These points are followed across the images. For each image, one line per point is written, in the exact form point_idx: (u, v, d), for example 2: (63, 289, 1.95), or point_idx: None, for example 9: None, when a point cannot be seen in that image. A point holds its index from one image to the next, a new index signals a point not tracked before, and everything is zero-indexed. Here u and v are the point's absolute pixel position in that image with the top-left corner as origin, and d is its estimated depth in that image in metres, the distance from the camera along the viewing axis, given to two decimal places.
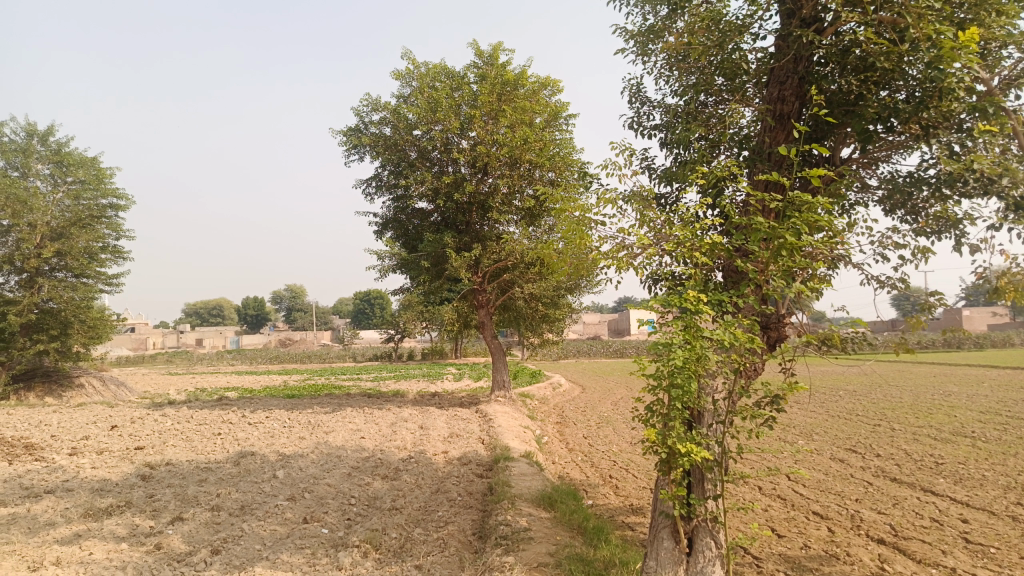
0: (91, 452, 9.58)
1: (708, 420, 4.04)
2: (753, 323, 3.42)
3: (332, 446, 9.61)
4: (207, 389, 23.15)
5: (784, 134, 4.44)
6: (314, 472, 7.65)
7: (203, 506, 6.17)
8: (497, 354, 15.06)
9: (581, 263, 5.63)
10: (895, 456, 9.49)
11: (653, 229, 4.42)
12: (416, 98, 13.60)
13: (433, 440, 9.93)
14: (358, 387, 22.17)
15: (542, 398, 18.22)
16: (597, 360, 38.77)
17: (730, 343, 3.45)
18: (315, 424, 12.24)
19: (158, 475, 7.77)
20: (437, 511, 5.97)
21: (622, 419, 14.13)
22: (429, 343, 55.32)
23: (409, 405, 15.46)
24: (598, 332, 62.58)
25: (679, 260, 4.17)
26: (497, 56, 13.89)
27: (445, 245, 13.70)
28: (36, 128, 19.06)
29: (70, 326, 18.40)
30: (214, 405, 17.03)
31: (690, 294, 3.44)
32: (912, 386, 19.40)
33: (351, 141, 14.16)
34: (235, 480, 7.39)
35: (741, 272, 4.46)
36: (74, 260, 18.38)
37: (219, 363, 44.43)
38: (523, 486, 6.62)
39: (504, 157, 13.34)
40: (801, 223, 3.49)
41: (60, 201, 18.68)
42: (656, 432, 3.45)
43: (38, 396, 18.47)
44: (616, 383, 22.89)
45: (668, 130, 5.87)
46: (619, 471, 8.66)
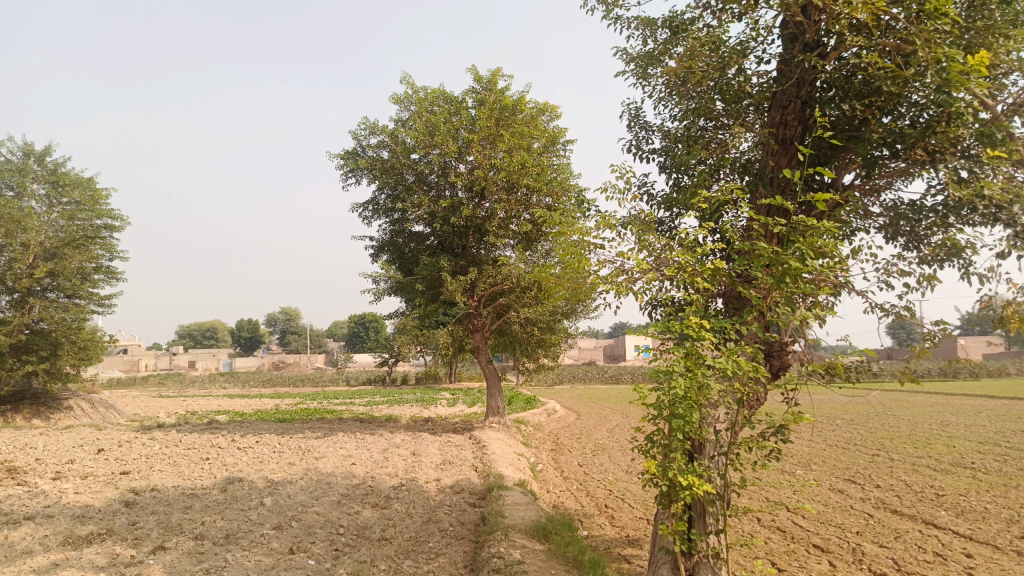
0: (76, 476, 9.37)
1: (710, 450, 3.93)
2: (758, 352, 3.32)
3: (322, 472, 9.41)
4: (198, 412, 22.88)
5: (787, 158, 4.40)
6: (303, 500, 7.46)
7: (186, 534, 5.98)
8: (492, 379, 14.89)
9: (579, 287, 5.54)
10: (895, 487, 9.33)
11: (653, 253, 4.34)
12: (414, 122, 13.59)
13: (425, 467, 9.74)
14: (351, 411, 21.92)
15: (536, 425, 18.02)
16: (592, 387, 38.54)
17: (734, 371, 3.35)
18: (306, 450, 12.02)
19: (142, 501, 7.57)
20: (428, 542, 5.80)
21: (617, 446, 13.93)
22: (424, 368, 55.03)
23: (402, 430, 15.25)
24: (594, 358, 62.32)
25: (680, 285, 4.09)
26: (495, 82, 13.92)
27: (440, 269, 13.60)
28: (32, 148, 19.01)
29: (60, 347, 18.19)
30: (204, 429, 16.77)
31: (691, 320, 3.34)
32: (910, 416, 19.24)
33: (348, 164, 14.13)
34: (222, 507, 7.19)
35: (743, 298, 4.38)
36: (67, 280, 18.22)
37: (211, 386, 44.06)
38: (517, 517, 6.45)
39: (501, 181, 13.30)
40: (806, 247, 3.42)
41: (54, 222, 18.57)
42: (656, 464, 3.32)
43: (26, 418, 18.20)
44: (612, 410, 22.67)
45: (668, 154, 5.83)
46: (615, 501, 8.48)
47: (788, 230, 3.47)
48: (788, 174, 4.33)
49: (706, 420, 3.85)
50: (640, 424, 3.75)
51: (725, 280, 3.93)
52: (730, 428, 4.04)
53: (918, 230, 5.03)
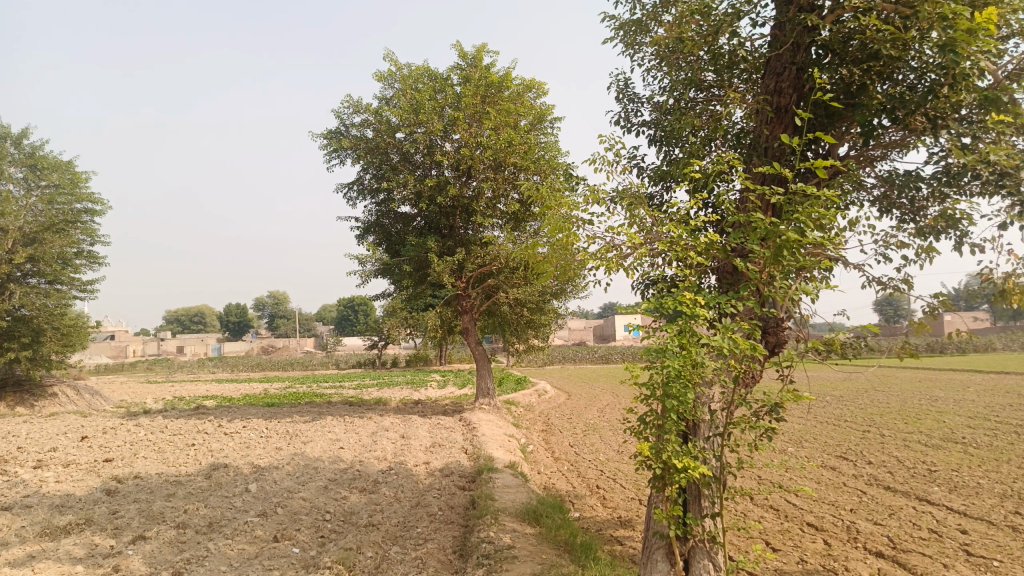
0: (57, 465, 9.18)
1: (705, 431, 3.80)
2: (760, 328, 3.19)
3: (310, 457, 9.27)
4: (186, 398, 22.66)
5: (781, 127, 4.27)
6: (289, 485, 7.32)
7: (168, 523, 5.83)
8: (481, 361, 14.76)
9: (568, 264, 5.35)
10: (887, 463, 9.29)
11: (645, 228, 4.19)
12: (399, 100, 13.33)
13: (414, 450, 9.62)
14: (340, 395, 21.78)
15: (527, 406, 17.94)
16: (582, 367, 38.56)
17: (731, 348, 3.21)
18: (294, 434, 11.88)
19: (124, 489, 7.39)
20: (417, 527, 5.67)
21: (609, 426, 13.87)
22: (414, 350, 54.91)
23: (392, 413, 15.12)
24: (584, 339, 62.42)
25: (672, 261, 3.95)
26: (480, 58, 13.67)
27: (427, 249, 13.41)
28: (9, 131, 18.60)
29: (43, 334, 17.91)
30: (192, 415, 16.60)
31: (685, 297, 3.20)
32: (898, 391, 19.31)
33: (332, 144, 13.88)
34: (206, 494, 7.04)
35: (738, 274, 4.25)
36: (47, 265, 17.87)
37: (200, 371, 43.84)
38: (507, 499, 6.33)
39: (488, 159, 13.10)
40: (806, 218, 3.29)
41: (33, 206, 18.21)
42: (650, 447, 3.18)
43: (10, 406, 17.97)
44: (602, 390, 22.65)
45: (658, 128, 5.67)
46: (607, 482, 8.39)
47: (787, 201, 3.35)
48: (783, 144, 4.21)
49: (700, 400, 3.73)
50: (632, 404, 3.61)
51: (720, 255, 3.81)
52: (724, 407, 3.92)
53: (915, 203, 4.92)
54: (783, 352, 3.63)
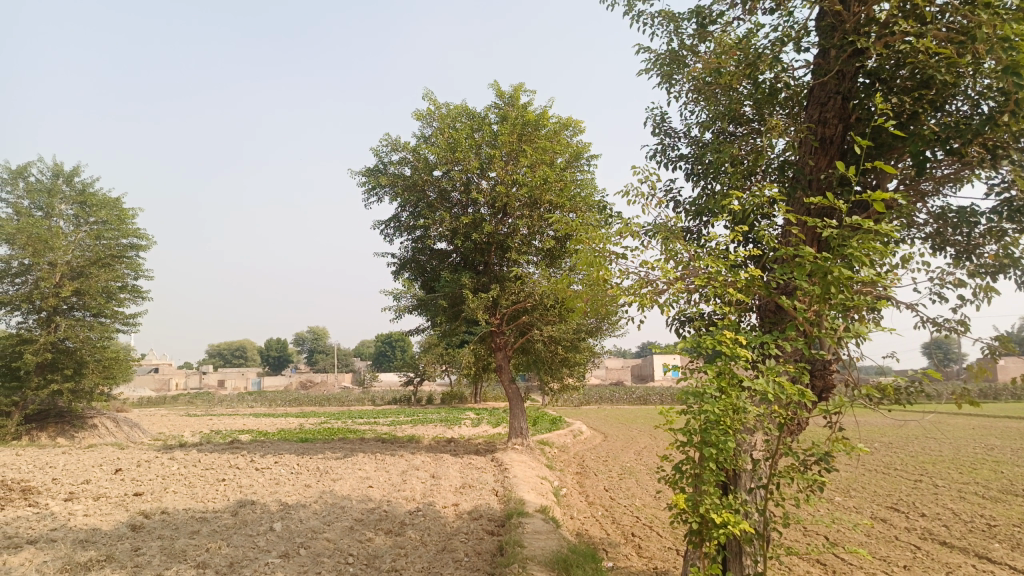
0: (88, 498, 9.17)
1: (746, 481, 3.55)
2: (806, 372, 2.97)
3: (338, 495, 9.11)
4: (222, 432, 22.78)
5: (827, 158, 4.11)
6: (314, 525, 7.15)
7: (189, 562, 5.71)
8: (515, 400, 14.51)
9: (599, 298, 5.15)
10: (941, 516, 8.76)
11: (681, 262, 4.01)
12: (436, 138, 13.42)
13: (444, 491, 9.40)
14: (374, 432, 21.66)
15: (562, 446, 17.59)
16: (619, 407, 37.95)
17: (775, 392, 2.99)
18: (325, 471, 11.74)
19: (150, 525, 7.31)
20: (440, 574, 5.44)
21: (645, 470, 13.46)
22: (449, 387, 54.75)
23: (424, 452, 14.92)
24: (621, 379, 61.61)
25: (710, 297, 3.75)
26: (517, 97, 13.71)
27: (462, 286, 13.32)
28: (61, 169, 19.21)
29: (85, 366, 18.21)
30: (226, 449, 16.62)
31: (725, 337, 3.00)
32: (950, 438, 18.49)
33: (370, 182, 14.00)
34: (230, 532, 6.91)
35: (781, 312, 4.03)
36: (92, 299, 18.24)
37: (238, 405, 44.22)
38: (537, 547, 6.06)
39: (523, 197, 13.05)
40: (858, 253, 3.09)
41: (81, 241, 18.67)
42: (687, 499, 2.95)
43: (51, 437, 18.24)
44: (640, 432, 22.14)
45: (696, 162, 5.51)
46: (643, 529, 8.05)
47: (836, 235, 3.15)
48: (829, 177, 4.03)
49: (742, 447, 3.49)
50: (667, 451, 3.39)
51: (762, 291, 3.61)
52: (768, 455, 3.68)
53: (971, 238, 4.66)
54: (835, 397, 3.36)
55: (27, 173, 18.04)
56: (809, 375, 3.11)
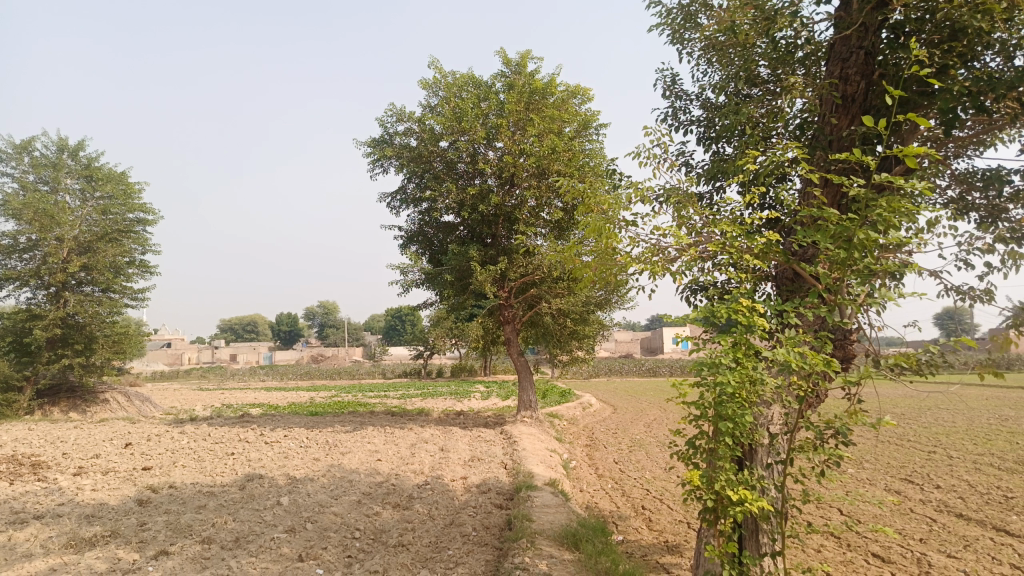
0: (96, 472, 9.15)
1: (764, 458, 3.40)
2: (831, 343, 2.84)
3: (346, 469, 9.05)
4: (233, 406, 22.85)
5: (849, 118, 3.93)
6: (321, 499, 7.09)
7: (194, 537, 5.64)
8: (524, 373, 14.41)
9: (607, 266, 4.94)
10: (956, 488, 8.63)
11: (693, 228, 3.85)
12: (442, 108, 13.17)
13: (452, 464, 9.33)
14: (384, 405, 21.71)
15: (571, 419, 17.54)
16: (628, 380, 37.92)
17: (796, 363, 2.86)
18: (333, 445, 11.71)
19: (157, 499, 7.27)
20: (448, 549, 5.36)
21: (655, 442, 13.37)
22: (459, 360, 54.88)
23: (433, 425, 14.89)
24: (630, 351, 61.58)
25: (726, 263, 3.58)
26: (525, 64, 13.41)
27: (469, 258, 13.14)
28: (66, 143, 19.07)
29: (95, 341, 18.23)
30: (235, 423, 16.63)
31: (742, 305, 2.86)
32: (962, 408, 18.31)
33: (376, 153, 13.78)
34: (236, 507, 6.86)
35: (799, 280, 3.86)
36: (101, 274, 18.21)
37: (249, 379, 44.50)
38: (545, 521, 5.97)
39: (531, 167, 12.80)
40: (886, 214, 2.94)
41: (88, 216, 18.57)
42: (701, 475, 2.80)
43: (63, 411, 18.32)
44: (649, 404, 22.09)
45: (709, 125, 5.32)
46: (653, 502, 7.97)
47: (861, 196, 3.03)
48: (851, 137, 3.85)
49: (758, 421, 3.35)
50: (679, 426, 3.25)
51: (780, 257, 3.48)
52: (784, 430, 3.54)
53: (994, 201, 4.54)
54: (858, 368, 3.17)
55: (32, 147, 17.92)
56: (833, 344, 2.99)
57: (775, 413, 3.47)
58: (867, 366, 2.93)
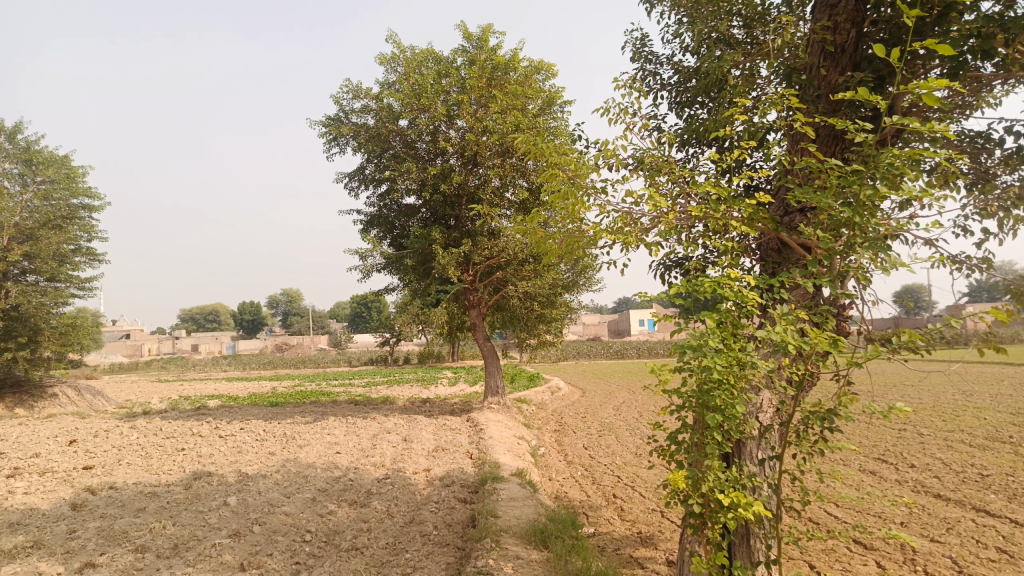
0: (33, 474, 8.54)
1: (756, 453, 3.03)
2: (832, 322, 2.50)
3: (302, 463, 8.57)
4: (191, 398, 22.06)
5: (839, 69, 3.67)
6: (272, 498, 6.61)
7: (128, 545, 5.16)
8: (490, 358, 14.01)
9: (575, 240, 4.53)
10: (931, 467, 8.47)
11: (671, 193, 3.49)
12: (401, 85, 12.61)
13: (415, 455, 8.91)
14: (349, 393, 21.20)
15: (540, 404, 17.19)
16: (597, 363, 37.84)
17: (794, 342, 2.50)
18: (292, 437, 11.19)
19: (93, 503, 6.73)
20: (406, 552, 4.94)
21: (625, 426, 13.08)
22: (425, 346, 54.28)
23: (397, 413, 14.44)
24: (598, 334, 61.58)
25: (710, 231, 3.21)
26: (486, 39, 12.88)
27: (432, 241, 12.64)
28: (3, 126, 18.03)
29: (41, 333, 17.33)
30: (192, 415, 15.98)
31: (725, 279, 2.51)
32: (925, 383, 18.45)
33: (331, 132, 13.17)
34: (179, 509, 6.36)
35: (786, 250, 3.51)
36: (45, 263, 17.29)
37: (212, 369, 43.62)
38: (512, 516, 5.59)
39: (494, 145, 12.32)
40: (893, 167, 2.62)
41: (29, 202, 17.58)
42: (685, 477, 2.40)
43: (8, 407, 17.45)
44: (619, 386, 21.84)
45: (681, 87, 4.95)
46: (624, 490, 7.65)
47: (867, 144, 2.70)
48: (844, 89, 3.56)
49: (746, 409, 2.99)
50: (659, 420, 2.88)
51: (768, 223, 3.16)
52: (777, 420, 3.20)
53: (985, 165, 4.25)
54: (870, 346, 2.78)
55: None
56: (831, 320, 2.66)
57: (766, 399, 3.12)
58: (874, 347, 2.57)
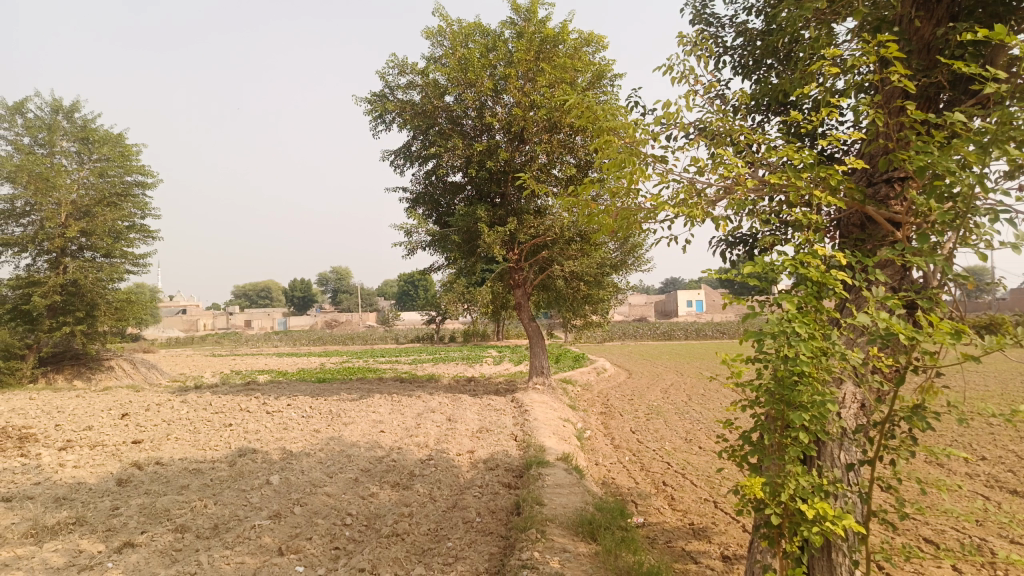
0: (84, 447, 8.65)
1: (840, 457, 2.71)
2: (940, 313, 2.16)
3: (346, 442, 8.49)
4: (241, 373, 22.43)
5: (934, 20, 3.28)
6: (314, 478, 6.52)
7: (169, 525, 5.10)
8: (535, 339, 13.79)
9: (631, 215, 4.19)
10: (1004, 460, 7.95)
11: (741, 160, 3.18)
12: (447, 59, 12.34)
13: (459, 436, 8.76)
14: (394, 370, 21.30)
15: (585, 385, 16.94)
16: (643, 344, 37.42)
17: (894, 333, 2.18)
18: (337, 414, 11.17)
19: (139, 478, 6.75)
20: (448, 540, 4.75)
21: (674, 409, 12.73)
22: (471, 325, 54.43)
23: (442, 392, 14.36)
24: (645, 314, 60.85)
25: (787, 204, 2.89)
26: (535, 10, 12.49)
27: (477, 219, 12.39)
28: (61, 104, 18.37)
29: (97, 308, 17.69)
30: (241, 390, 16.18)
31: (811, 261, 2.23)
32: (988, 362, 17.65)
33: (376, 108, 13.00)
34: (222, 487, 6.31)
35: (869, 226, 3.16)
36: (100, 239, 17.62)
37: (263, 345, 44.51)
38: (558, 504, 5.36)
39: (542, 120, 11.97)
40: (1011, 124, 2.26)
41: (85, 179, 17.89)
42: (763, 483, 2.13)
43: (67, 379, 17.95)
44: (666, 368, 21.45)
45: (747, 49, 4.58)
46: (675, 477, 7.35)
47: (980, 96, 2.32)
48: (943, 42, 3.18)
49: (826, 404, 2.67)
50: (729, 418, 2.62)
51: (853, 194, 2.84)
52: (860, 417, 2.86)
53: None
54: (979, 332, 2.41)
55: (25, 108, 17.19)
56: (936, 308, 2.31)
57: (854, 394, 2.79)
58: (996, 341, 2.18)
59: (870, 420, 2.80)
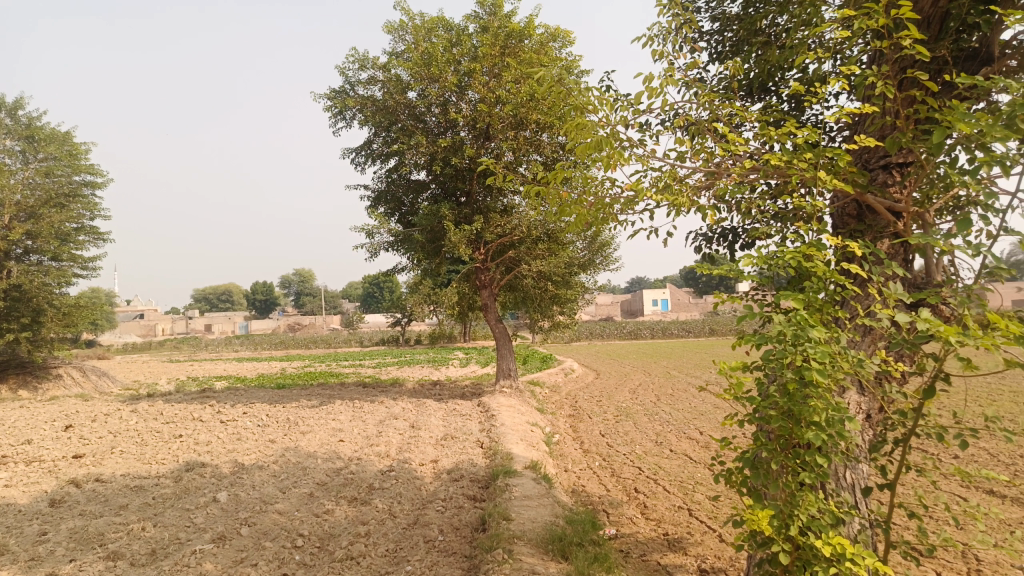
0: (19, 463, 8.07)
1: (846, 474, 2.48)
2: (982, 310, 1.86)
3: (303, 453, 8.05)
4: (199, 379, 21.65)
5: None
6: (266, 493, 6.09)
7: (101, 551, 4.65)
8: (502, 340, 13.46)
9: (603, 208, 3.82)
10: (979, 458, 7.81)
11: (728, 147, 2.90)
12: (410, 53, 11.94)
13: (423, 444, 8.38)
14: (357, 375, 20.73)
15: (553, 387, 16.65)
16: (610, 344, 37.33)
17: (927, 334, 1.91)
18: (295, 423, 10.69)
19: (75, 498, 6.25)
20: (407, 562, 4.39)
21: (644, 411, 12.50)
22: (436, 326, 53.92)
23: (406, 397, 13.92)
24: (612, 314, 60.90)
25: (781, 195, 2.64)
26: (500, 4, 12.15)
27: (441, 217, 11.99)
28: (3, 101, 17.52)
29: (43, 314, 16.81)
30: (196, 398, 15.52)
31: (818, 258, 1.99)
32: None
33: (336, 105, 12.54)
34: (164, 506, 5.85)
35: (867, 216, 2.92)
36: (47, 242, 16.77)
37: (224, 350, 43.43)
38: (526, 518, 5.03)
39: (507, 116, 11.62)
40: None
41: (30, 179, 17.06)
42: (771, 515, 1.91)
43: (12, 388, 17.09)
44: (635, 368, 21.31)
45: (725, 33, 4.33)
46: (647, 484, 7.07)
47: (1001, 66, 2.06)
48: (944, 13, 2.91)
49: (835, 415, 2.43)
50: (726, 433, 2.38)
51: (853, 178, 2.56)
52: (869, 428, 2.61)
53: None
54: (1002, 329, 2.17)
55: None
56: (964, 305, 2.03)
57: (859, 404, 2.57)
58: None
59: (877, 432, 2.57)
